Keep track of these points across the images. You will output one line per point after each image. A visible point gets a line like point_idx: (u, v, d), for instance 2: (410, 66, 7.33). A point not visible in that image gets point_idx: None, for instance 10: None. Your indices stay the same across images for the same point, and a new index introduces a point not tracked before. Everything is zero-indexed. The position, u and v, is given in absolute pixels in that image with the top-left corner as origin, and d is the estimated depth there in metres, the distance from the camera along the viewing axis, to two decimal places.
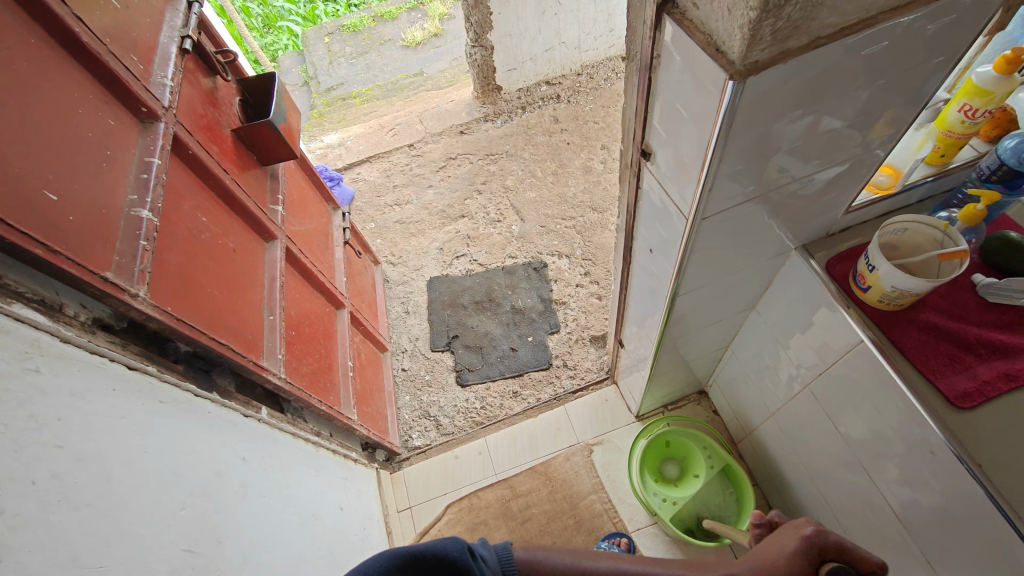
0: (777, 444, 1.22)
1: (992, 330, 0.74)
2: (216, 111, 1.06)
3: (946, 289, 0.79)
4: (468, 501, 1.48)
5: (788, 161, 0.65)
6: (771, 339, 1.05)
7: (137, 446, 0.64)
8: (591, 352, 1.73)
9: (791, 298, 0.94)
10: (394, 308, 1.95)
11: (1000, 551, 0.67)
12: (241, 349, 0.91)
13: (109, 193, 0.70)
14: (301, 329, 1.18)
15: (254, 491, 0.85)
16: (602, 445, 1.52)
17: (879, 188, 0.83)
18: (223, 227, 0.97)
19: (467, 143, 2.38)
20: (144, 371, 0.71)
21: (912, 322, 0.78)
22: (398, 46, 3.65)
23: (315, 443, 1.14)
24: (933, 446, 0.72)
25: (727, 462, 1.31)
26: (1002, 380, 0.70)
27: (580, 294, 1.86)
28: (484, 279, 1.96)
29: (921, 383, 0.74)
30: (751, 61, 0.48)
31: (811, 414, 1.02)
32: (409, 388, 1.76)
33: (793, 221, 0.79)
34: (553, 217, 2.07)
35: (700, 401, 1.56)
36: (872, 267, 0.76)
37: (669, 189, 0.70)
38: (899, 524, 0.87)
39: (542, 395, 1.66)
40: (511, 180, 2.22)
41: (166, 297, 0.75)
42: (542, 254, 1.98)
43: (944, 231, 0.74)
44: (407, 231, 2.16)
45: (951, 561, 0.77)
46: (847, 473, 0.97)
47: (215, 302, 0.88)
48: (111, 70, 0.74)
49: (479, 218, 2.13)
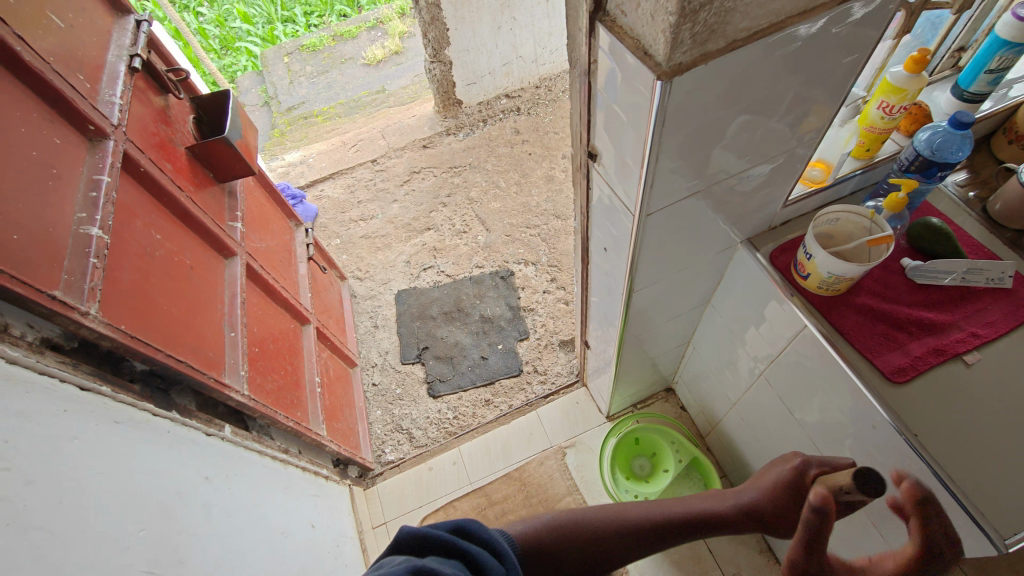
0: (741, 435, 1.26)
1: (921, 309, 0.80)
2: (168, 129, 1.05)
3: (879, 274, 0.85)
4: (444, 511, 1.48)
5: (725, 158, 0.69)
6: (728, 333, 1.10)
7: (92, 467, 0.62)
8: (560, 356, 1.76)
9: (741, 292, 0.98)
10: (363, 323, 1.94)
11: (943, 520, 0.71)
12: (201, 367, 0.89)
13: (54, 211, 0.68)
14: (265, 346, 1.16)
15: (218, 509, 0.83)
16: (575, 447, 1.55)
17: (813, 182, 0.88)
18: (178, 244, 0.95)
19: (431, 156, 2.40)
20: (97, 392, 0.69)
21: (850, 305, 0.83)
22: (359, 64, 3.66)
23: (283, 461, 1.12)
24: (875, 422, 0.77)
25: (694, 455, 1.34)
26: (933, 354, 0.76)
27: (547, 300, 1.89)
28: (452, 290, 1.97)
29: (862, 362, 0.79)
30: (675, 62, 0.51)
31: (768, 402, 1.06)
32: (381, 402, 1.75)
33: (735, 216, 0.84)
34: (518, 226, 2.11)
35: (668, 398, 1.61)
36: (809, 256, 0.81)
37: (615, 187, 0.73)
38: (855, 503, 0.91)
39: (513, 402, 1.68)
40: (475, 191, 2.24)
41: (119, 313, 0.74)
42: (508, 263, 2.01)
43: (871, 219, 0.80)
44: (373, 245, 2.16)
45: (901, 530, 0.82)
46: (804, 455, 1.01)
47: (172, 320, 0.87)
48: (56, 88, 0.74)
49: (444, 229, 2.15)
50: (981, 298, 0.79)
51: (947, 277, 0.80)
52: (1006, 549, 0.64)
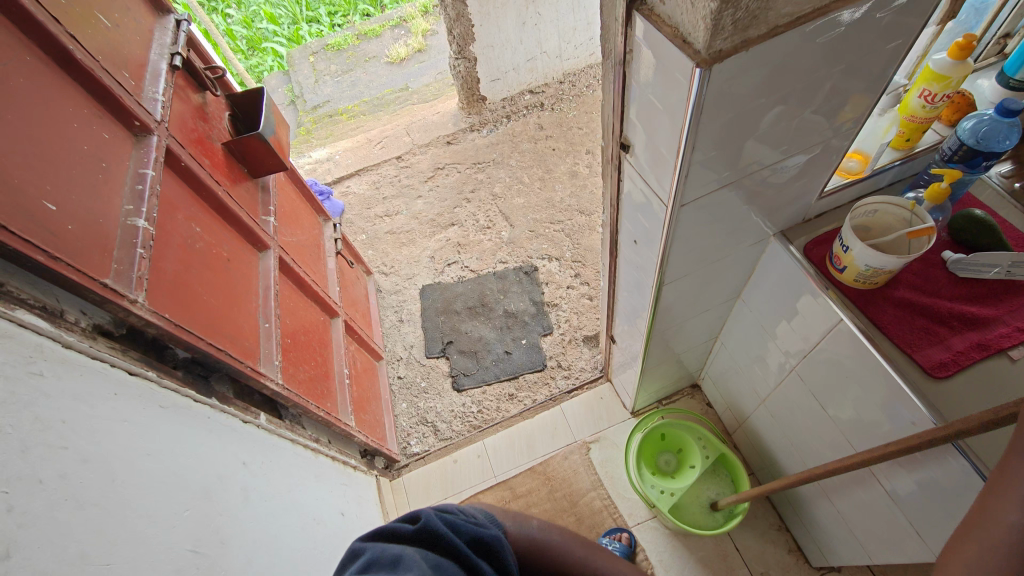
0: (770, 431, 1.25)
1: (963, 304, 0.78)
2: (206, 125, 1.08)
3: (919, 267, 0.83)
4: (468, 504, 1.50)
5: (761, 148, 0.68)
6: (758, 328, 1.08)
7: (140, 448, 0.65)
8: (584, 352, 1.76)
9: (773, 286, 0.97)
10: (388, 318, 1.97)
11: None
12: (238, 355, 0.92)
13: (104, 203, 0.71)
14: (297, 337, 1.19)
15: (255, 494, 0.85)
16: (599, 443, 1.55)
17: (849, 173, 0.87)
18: (217, 237, 0.98)
19: (455, 153, 2.42)
20: (144, 377, 0.72)
21: (888, 299, 0.81)
22: (383, 62, 3.69)
23: (314, 450, 1.15)
24: (914, 418, 0.75)
25: (721, 451, 1.33)
26: (977, 349, 0.74)
27: (571, 296, 1.89)
28: (476, 285, 1.98)
29: (899, 357, 0.77)
30: (715, 50, 0.51)
31: (800, 398, 1.04)
32: (406, 395, 1.77)
33: (768, 207, 0.83)
34: (542, 221, 2.11)
35: (694, 394, 1.60)
36: (846, 248, 0.79)
37: (647, 179, 0.73)
38: (890, 501, 0.89)
39: (537, 397, 1.69)
40: (498, 187, 2.25)
41: (164, 303, 0.77)
42: (532, 258, 2.01)
43: (911, 210, 0.78)
44: (398, 241, 2.19)
45: (940, 529, 0.81)
46: (836, 453, 1.00)
47: (211, 310, 0.89)
48: (104, 86, 0.77)
49: (469, 225, 2.16)
50: None
51: (990, 270, 0.77)
52: None
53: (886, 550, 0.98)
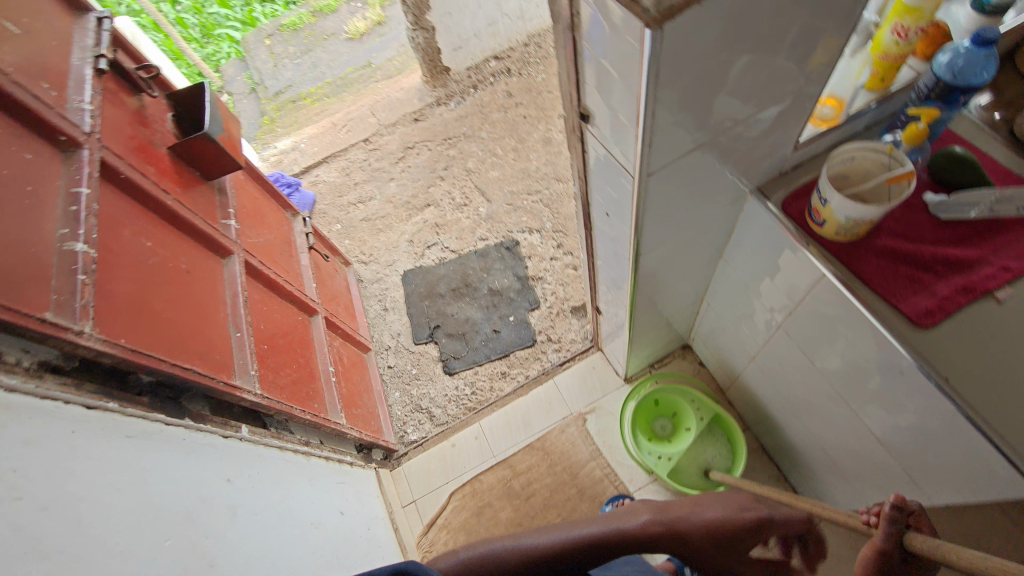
0: (762, 387, 1.24)
1: (947, 247, 0.76)
2: (146, 130, 1.01)
3: (900, 212, 0.80)
4: (470, 486, 1.50)
5: (728, 105, 0.64)
6: (743, 287, 1.06)
7: (108, 483, 0.62)
8: (573, 323, 1.74)
9: (754, 245, 0.94)
10: (372, 307, 1.93)
11: (979, 463, 0.69)
12: (209, 371, 0.89)
13: (35, 230, 0.67)
14: (275, 341, 1.16)
15: (244, 509, 0.84)
16: (595, 412, 1.55)
17: (824, 121, 0.82)
18: (172, 249, 0.93)
19: (424, 129, 2.34)
20: (104, 409, 0.68)
21: (870, 248, 0.78)
22: (342, 39, 3.53)
23: (306, 453, 1.14)
24: (903, 369, 0.73)
25: (715, 411, 1.33)
26: (962, 294, 0.72)
27: (555, 267, 1.86)
28: (458, 265, 1.95)
29: (885, 307, 0.75)
30: (665, 5, 0.47)
31: (789, 354, 1.03)
32: (398, 384, 1.76)
33: (743, 164, 0.79)
34: (519, 193, 2.05)
35: (685, 354, 1.59)
36: (824, 201, 0.76)
37: (611, 149, 0.69)
38: (883, 448, 0.90)
39: (530, 372, 1.68)
40: (472, 162, 2.18)
41: (117, 328, 0.73)
42: (512, 232, 1.97)
43: (890, 154, 0.75)
44: (374, 227, 2.13)
45: (933, 473, 0.81)
46: (828, 404, 1.00)
47: (175, 328, 0.85)
48: (19, 101, 0.71)
49: (445, 204, 2.10)
50: (1012, 228, 0.75)
51: (972, 210, 0.76)
52: None
53: (881, 495, 0.99)
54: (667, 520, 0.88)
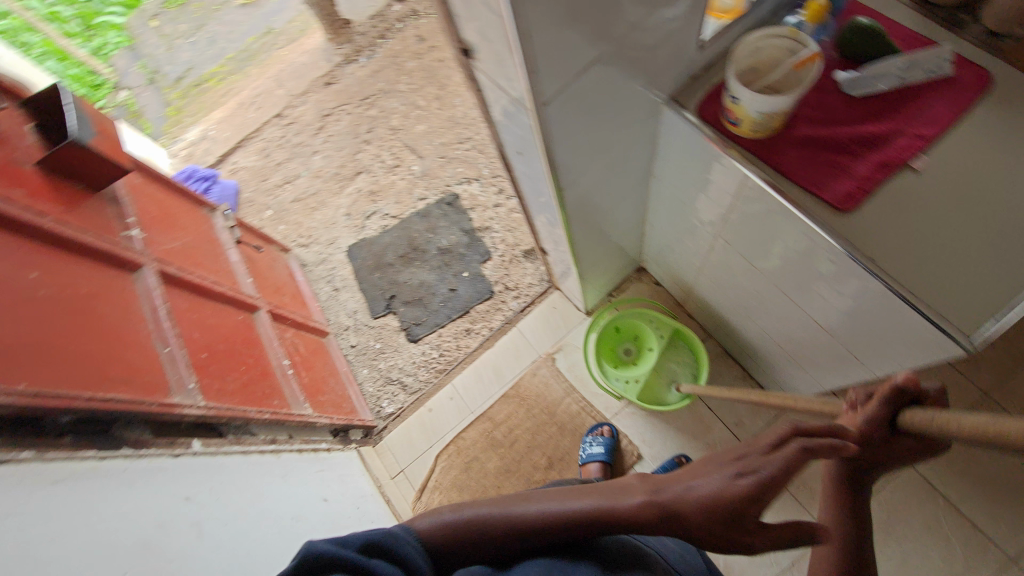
0: (714, 295, 1.26)
1: (860, 125, 0.74)
2: (4, 149, 0.90)
3: (814, 97, 0.77)
4: (454, 445, 1.52)
5: (614, 11, 0.59)
6: (678, 201, 1.04)
7: (41, 534, 0.59)
8: (527, 267, 1.72)
9: (679, 157, 0.91)
10: (322, 290, 1.86)
11: (911, 334, 0.71)
12: (138, 395, 0.85)
13: None
14: (214, 347, 1.11)
15: (211, 523, 0.82)
16: (563, 350, 1.56)
17: (725, 13, 0.78)
18: (67, 275, 0.86)
19: (338, 92, 2.18)
20: (22, 459, 0.65)
21: (788, 141, 0.76)
22: (234, 6, 3.22)
23: (275, 450, 1.13)
24: (831, 257, 0.73)
25: (675, 327, 1.36)
26: (880, 171, 0.71)
27: (500, 214, 1.81)
28: (402, 230, 1.88)
29: (807, 199, 0.74)
30: None
31: (731, 259, 1.03)
32: (364, 361, 1.73)
33: (650, 75, 0.75)
34: (450, 143, 1.96)
35: (641, 277, 1.59)
36: (735, 99, 0.73)
37: (500, 83, 0.64)
38: (827, 334, 0.92)
39: (493, 324, 1.68)
40: (395, 119, 2.06)
41: (16, 374, 0.68)
42: (451, 186, 1.90)
43: (794, 38, 0.71)
44: (307, 207, 2.02)
45: (873, 349, 0.84)
46: (773, 302, 1.01)
47: (90, 359, 0.80)
48: None
49: (376, 169, 2.00)
50: (922, 94, 0.74)
51: (882, 82, 0.74)
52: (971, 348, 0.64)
53: (833, 377, 1.03)
54: (662, 502, 0.60)
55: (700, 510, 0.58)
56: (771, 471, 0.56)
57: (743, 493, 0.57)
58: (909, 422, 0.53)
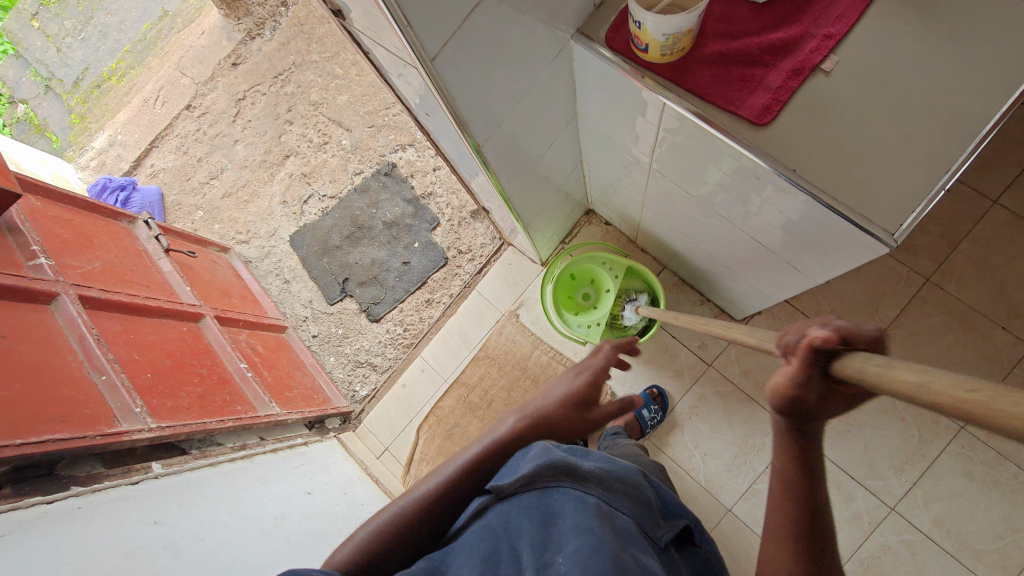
0: (661, 227, 1.26)
1: (769, 33, 0.72)
2: None
3: (721, 11, 0.76)
4: (433, 416, 1.52)
5: None
6: (607, 139, 1.02)
7: None
8: (477, 227, 1.69)
9: (598, 93, 0.88)
10: (272, 284, 1.80)
11: (840, 237, 0.72)
12: (77, 431, 0.83)
13: None
14: (159, 365, 1.07)
15: (186, 540, 0.81)
16: (525, 305, 1.55)
17: None
18: None
19: (248, 72, 2.03)
20: None
21: (700, 61, 0.74)
22: None
23: (248, 455, 1.14)
24: (757, 173, 0.73)
25: (627, 265, 1.36)
26: (793, 77, 0.70)
27: (441, 177, 1.75)
28: (343, 210, 1.81)
29: (726, 117, 0.73)
30: None
31: (668, 190, 1.02)
32: (329, 348, 1.70)
33: (548, 10, 0.71)
34: (376, 111, 1.87)
35: (591, 220, 1.58)
36: (638, 24, 0.70)
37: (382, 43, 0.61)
38: (766, 249, 0.94)
39: (452, 290, 1.65)
40: (315, 92, 1.94)
41: None
42: (385, 155, 1.82)
43: None
44: (240, 201, 1.91)
45: (810, 258, 0.85)
46: (714, 225, 1.01)
47: (18, 405, 0.77)
48: None
49: (304, 149, 1.90)
50: None
51: None
52: (895, 242, 0.65)
53: (779, 289, 1.06)
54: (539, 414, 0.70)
55: (560, 407, 0.72)
56: (597, 367, 0.77)
57: (582, 386, 0.75)
58: (846, 373, 0.40)
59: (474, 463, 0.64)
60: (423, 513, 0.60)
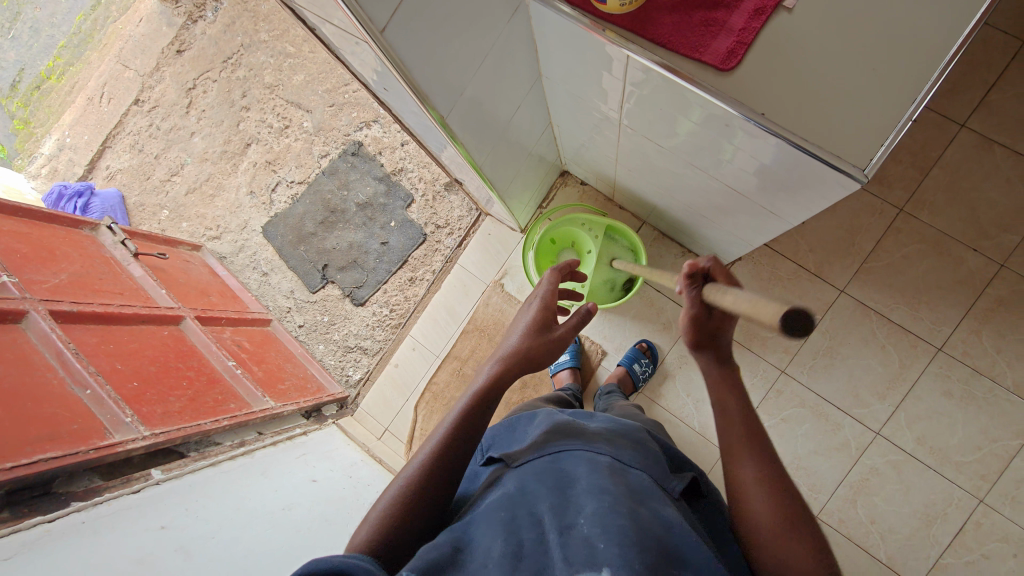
0: (636, 183, 1.25)
1: None
2: None
3: None
4: (429, 392, 1.53)
5: None
6: (575, 97, 0.99)
7: None
8: (452, 200, 1.66)
9: (560, 51, 0.85)
10: (251, 278, 1.76)
11: (811, 177, 0.72)
12: (68, 449, 0.83)
13: None
14: (144, 372, 1.05)
15: (197, 539, 0.81)
16: (509, 274, 1.55)
17: None
18: None
19: (195, 59, 1.93)
20: None
21: (660, 8, 0.71)
22: None
23: (247, 451, 1.14)
24: (727, 120, 0.72)
25: (606, 224, 1.35)
26: (755, 18, 0.67)
27: (410, 151, 1.71)
28: (314, 195, 1.76)
29: (690, 65, 0.71)
30: None
31: (641, 144, 1.01)
32: (317, 337, 1.69)
33: None
34: (335, 88, 1.80)
35: (567, 181, 1.56)
36: None
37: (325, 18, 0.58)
38: (741, 195, 0.94)
39: (434, 266, 1.64)
40: (268, 74, 1.86)
41: None
42: (350, 134, 1.76)
43: None
44: (205, 196, 1.85)
45: (784, 200, 0.85)
46: (690, 176, 1.01)
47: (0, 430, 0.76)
48: None
49: (265, 136, 1.83)
50: None
51: None
52: (865, 177, 0.66)
53: (758, 234, 1.06)
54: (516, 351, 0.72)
55: (525, 337, 0.73)
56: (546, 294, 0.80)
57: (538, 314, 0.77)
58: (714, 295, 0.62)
59: (466, 418, 0.64)
60: (424, 481, 0.59)
